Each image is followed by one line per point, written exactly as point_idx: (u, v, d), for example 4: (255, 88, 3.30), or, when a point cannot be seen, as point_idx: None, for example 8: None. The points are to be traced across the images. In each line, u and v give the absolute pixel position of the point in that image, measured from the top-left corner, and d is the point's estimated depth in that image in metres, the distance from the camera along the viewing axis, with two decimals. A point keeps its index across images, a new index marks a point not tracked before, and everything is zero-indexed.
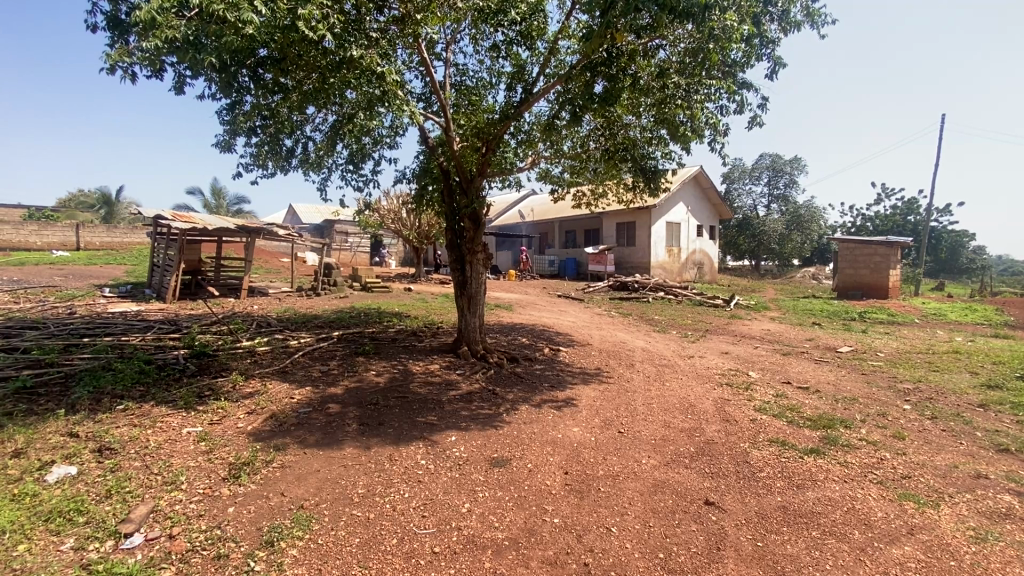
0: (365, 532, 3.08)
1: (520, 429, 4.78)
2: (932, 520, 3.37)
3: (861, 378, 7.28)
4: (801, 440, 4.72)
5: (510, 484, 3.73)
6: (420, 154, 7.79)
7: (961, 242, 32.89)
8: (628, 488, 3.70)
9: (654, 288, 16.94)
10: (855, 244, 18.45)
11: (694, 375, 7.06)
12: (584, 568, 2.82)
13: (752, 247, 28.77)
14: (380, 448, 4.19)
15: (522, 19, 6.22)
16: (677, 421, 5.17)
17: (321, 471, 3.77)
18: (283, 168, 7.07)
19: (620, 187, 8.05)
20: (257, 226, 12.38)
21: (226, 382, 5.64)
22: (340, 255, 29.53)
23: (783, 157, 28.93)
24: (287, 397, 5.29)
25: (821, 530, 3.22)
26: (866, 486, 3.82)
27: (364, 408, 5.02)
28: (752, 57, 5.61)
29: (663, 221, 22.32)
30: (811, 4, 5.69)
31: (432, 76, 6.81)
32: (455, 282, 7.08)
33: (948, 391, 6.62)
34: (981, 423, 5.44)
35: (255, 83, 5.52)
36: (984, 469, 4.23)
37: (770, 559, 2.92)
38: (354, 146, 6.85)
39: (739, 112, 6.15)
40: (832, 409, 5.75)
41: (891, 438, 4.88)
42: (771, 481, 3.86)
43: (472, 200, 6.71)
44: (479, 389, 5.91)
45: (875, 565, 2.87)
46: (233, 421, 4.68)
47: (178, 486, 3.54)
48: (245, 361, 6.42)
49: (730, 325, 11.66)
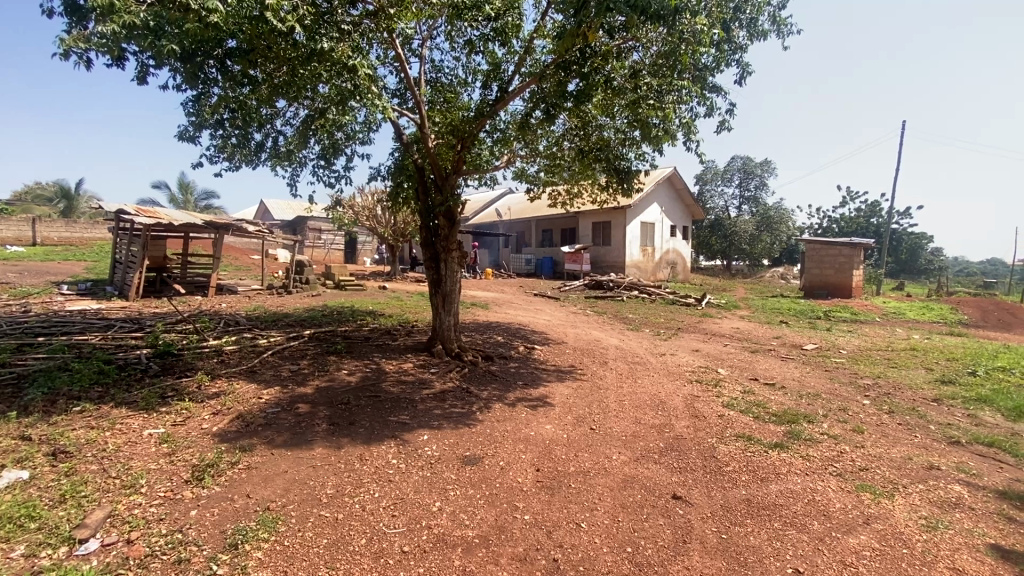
0: (334, 533, 3.04)
1: (493, 427, 4.79)
2: (887, 510, 3.51)
3: (825, 374, 7.55)
4: (767, 434, 4.86)
5: (481, 482, 3.72)
6: (394, 150, 7.71)
7: (921, 243, 34.29)
8: (599, 484, 3.74)
9: (628, 288, 17.10)
10: (821, 244, 19.12)
11: (666, 372, 7.19)
12: (553, 563, 2.83)
13: (723, 247, 29.47)
14: (351, 448, 4.14)
15: (498, 16, 6.22)
16: (647, 417, 5.26)
17: (289, 472, 3.70)
18: (251, 162, 6.90)
19: (596, 187, 8.11)
20: (225, 222, 12.04)
21: (191, 382, 5.48)
22: (314, 253, 29.01)
23: (755, 160, 29.54)
24: (254, 397, 5.17)
25: (782, 521, 3.32)
26: (826, 478, 3.96)
27: (335, 408, 4.94)
28: (723, 62, 5.76)
29: (638, 221, 22.62)
30: (779, 11, 5.86)
31: (407, 71, 6.75)
32: (429, 281, 7.02)
33: (905, 386, 6.93)
34: (934, 416, 5.71)
35: (223, 75, 5.37)
36: (936, 461, 4.43)
37: (733, 550, 3.00)
38: (326, 141, 6.72)
39: (710, 116, 6.28)
40: (797, 404, 5.95)
41: (851, 432, 5.07)
42: (737, 475, 3.96)
43: (448, 198, 6.66)
44: (453, 387, 5.88)
45: (833, 555, 2.97)
46: (198, 422, 4.55)
47: (137, 489, 3.43)
48: (211, 361, 6.23)
49: (701, 323, 11.91)
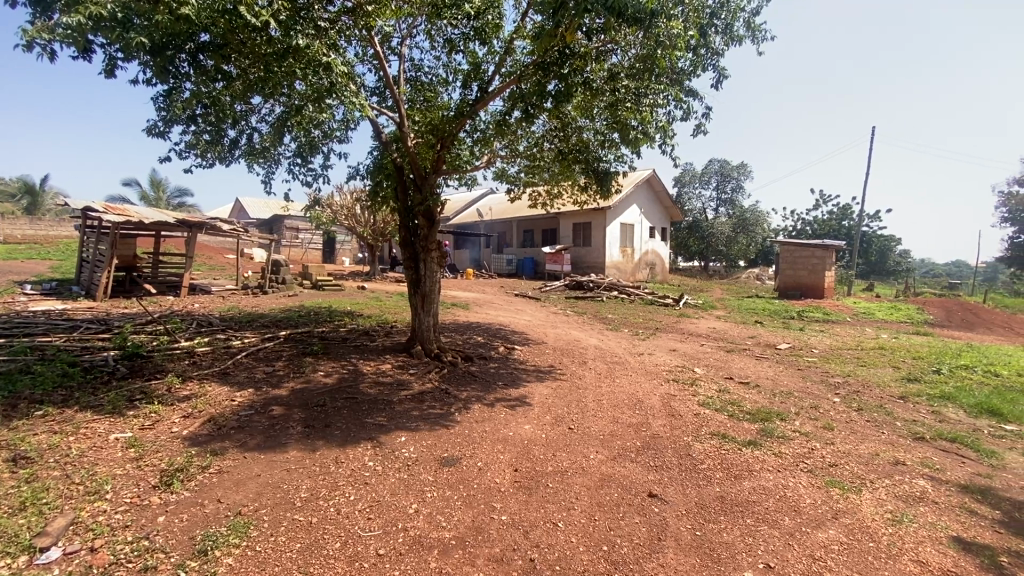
0: (307, 537, 2.99)
1: (471, 428, 4.77)
2: (854, 504, 3.61)
3: (797, 372, 7.74)
4: (740, 432, 4.95)
5: (458, 483, 3.71)
6: (373, 149, 7.63)
7: (889, 245, 35.40)
8: (576, 484, 3.76)
9: (608, 288, 17.23)
10: (795, 246, 19.56)
11: (644, 372, 7.27)
12: (529, 563, 2.84)
13: (701, 248, 29.97)
14: (327, 450, 4.08)
15: (478, 15, 6.21)
16: (625, 416, 5.31)
17: (262, 475, 3.63)
18: (224, 159, 6.75)
19: (575, 188, 8.16)
20: (199, 221, 11.77)
21: (161, 384, 5.33)
22: (291, 252, 28.52)
23: (732, 163, 30.08)
24: (227, 399, 5.05)
25: (754, 517, 3.39)
26: (797, 474, 4.05)
27: (310, 410, 4.86)
28: (699, 66, 5.86)
29: (618, 222, 22.83)
30: (753, 17, 5.98)
31: (386, 70, 6.69)
32: (408, 281, 6.97)
33: (873, 384, 7.15)
34: (900, 413, 5.89)
35: (195, 70, 5.24)
36: (902, 456, 4.58)
37: (707, 546, 3.05)
38: (303, 138, 6.61)
39: (687, 119, 6.37)
40: (770, 402, 6.08)
41: (821, 429, 5.20)
42: (711, 473, 4.03)
43: (427, 197, 6.61)
44: (432, 388, 5.85)
45: (803, 549, 3.04)
46: (167, 426, 4.43)
47: (102, 495, 3.32)
48: (183, 363, 6.08)
49: (679, 323, 12.10)
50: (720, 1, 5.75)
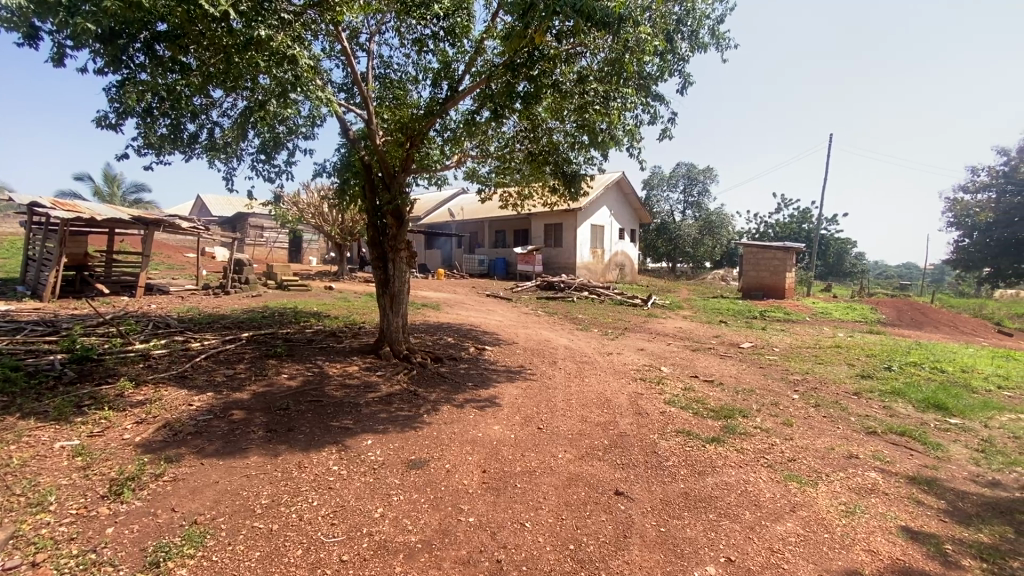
0: (267, 544, 2.89)
1: (440, 430, 4.72)
2: (811, 497, 3.75)
3: (759, 370, 7.99)
4: (705, 429, 5.06)
5: (426, 486, 3.66)
6: (340, 146, 7.49)
7: (846, 248, 36.98)
8: (544, 483, 3.77)
9: (579, 288, 17.40)
10: (758, 248, 20.19)
11: (612, 371, 7.38)
12: (496, 564, 2.83)
13: (669, 249, 30.63)
14: (289, 455, 3.97)
15: (448, 15, 6.17)
16: (594, 415, 5.37)
17: (220, 482, 3.50)
18: (183, 153, 6.49)
19: (546, 190, 8.20)
20: (156, 218, 11.30)
21: (113, 389, 5.08)
22: (256, 251, 27.71)
23: (698, 167, 30.85)
24: (184, 404, 4.86)
25: (717, 512, 3.47)
26: (758, 470, 4.18)
27: (273, 414, 4.73)
28: (666, 72, 5.98)
29: (588, 223, 23.08)
30: (717, 26, 6.13)
31: (354, 66, 6.57)
32: (377, 281, 6.86)
33: (830, 380, 7.46)
34: (855, 408, 6.16)
35: (151, 60, 5.02)
36: (855, 450, 4.79)
37: (671, 542, 3.10)
38: (267, 134, 6.42)
39: (654, 124, 6.49)
40: (733, 399, 6.25)
41: (781, 425, 5.38)
42: (676, 469, 4.11)
43: (395, 196, 6.51)
44: (400, 390, 5.77)
45: (762, 542, 3.13)
46: (118, 433, 4.22)
47: (45, 507, 3.13)
48: (137, 366, 5.82)
49: (647, 323, 12.33)
50: (686, 9, 5.87)
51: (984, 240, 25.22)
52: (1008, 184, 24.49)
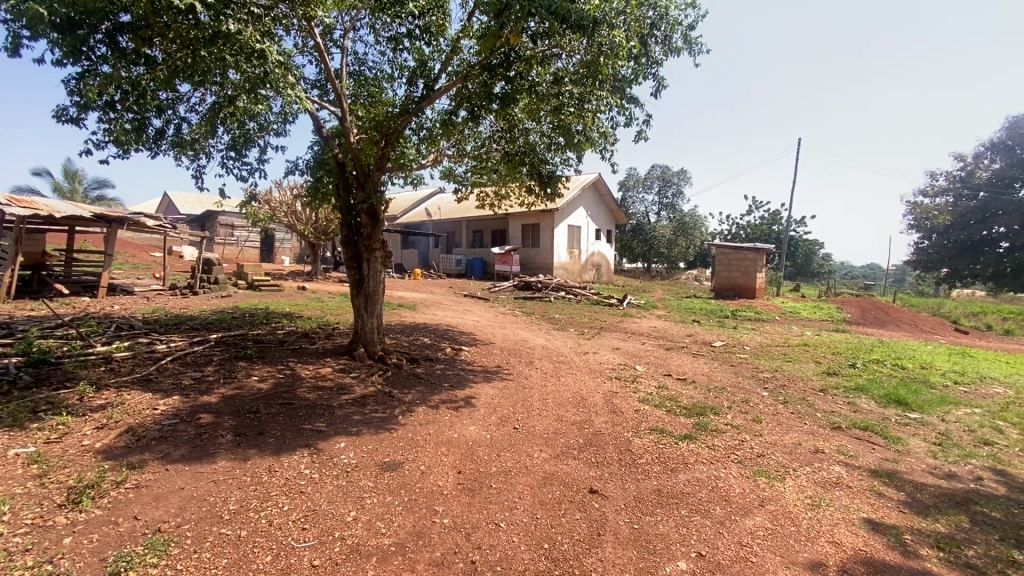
0: (235, 551, 2.82)
1: (415, 431, 4.68)
2: (778, 492, 3.85)
3: (730, 368, 8.18)
4: (678, 427, 5.15)
5: (400, 488, 3.62)
6: (313, 144, 7.36)
7: (813, 250, 38.14)
8: (519, 483, 3.78)
9: (556, 288, 17.48)
10: (730, 249, 20.66)
11: (588, 370, 7.44)
12: (471, 565, 2.82)
13: (644, 250, 31.07)
14: (259, 459, 3.88)
15: (423, 13, 6.12)
16: (569, 414, 5.41)
17: (186, 489, 3.40)
18: (148, 150, 6.28)
19: (522, 190, 8.20)
20: (119, 215, 10.89)
21: (72, 393, 4.88)
22: (225, 250, 26.96)
23: (672, 169, 31.38)
24: (148, 408, 4.69)
25: (688, 508, 3.53)
26: (728, 466, 4.27)
27: (242, 417, 4.61)
28: (640, 75, 6.06)
29: (565, 224, 23.23)
30: (690, 31, 6.24)
31: (327, 62, 6.45)
32: (351, 281, 6.76)
33: (797, 377, 7.69)
34: (821, 404, 6.36)
35: (113, 52, 4.82)
36: (822, 445, 4.93)
37: (644, 539, 3.14)
38: (237, 130, 6.26)
39: (628, 126, 6.58)
40: (705, 397, 6.37)
41: (751, 422, 5.51)
42: (649, 467, 4.17)
43: (370, 195, 6.42)
44: (375, 391, 5.70)
45: (732, 536, 3.20)
46: (77, 439, 4.05)
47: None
48: (98, 370, 5.59)
49: (622, 322, 12.49)
50: (659, 13, 5.96)
51: (942, 243, 26.31)
52: (964, 188, 25.59)
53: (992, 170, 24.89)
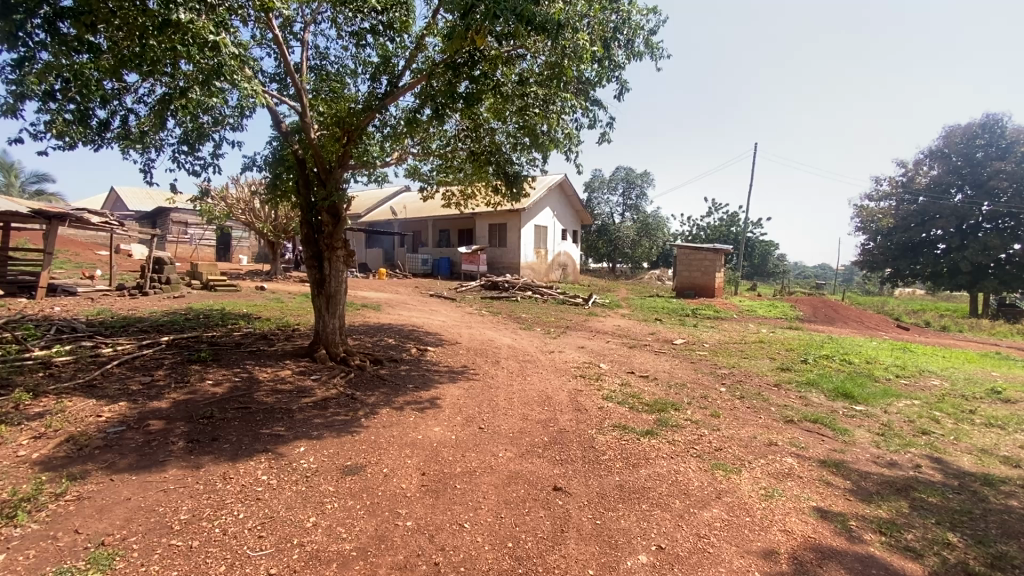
0: (186, 563, 2.70)
1: (378, 433, 4.61)
2: (735, 484, 3.99)
3: (690, 365, 8.43)
4: (640, 423, 5.26)
5: (362, 492, 3.56)
6: (271, 139, 7.14)
7: (769, 250, 39.68)
8: (484, 483, 3.78)
9: (522, 288, 17.53)
10: (690, 249, 21.26)
11: (554, 369, 7.51)
12: (433, 567, 2.80)
13: (609, 250, 31.56)
14: (213, 466, 3.74)
15: (386, 9, 6.03)
16: (535, 412, 5.44)
17: (132, 499, 3.23)
18: (92, 143, 5.94)
19: (488, 189, 8.18)
20: (59, 211, 10.26)
21: (6, 401, 4.56)
22: (178, 249, 25.80)
23: (636, 171, 32.01)
24: (91, 415, 4.44)
25: (649, 503, 3.61)
26: (688, 460, 4.39)
27: (195, 423, 4.43)
28: (603, 78, 6.15)
29: (532, 224, 23.35)
30: (651, 36, 6.38)
31: (287, 56, 6.27)
32: (311, 281, 6.59)
33: (753, 373, 7.99)
34: (775, 399, 6.63)
35: (52, 38, 4.53)
36: (776, 438, 5.14)
37: (606, 534, 3.19)
38: (190, 123, 6.00)
39: (592, 128, 6.68)
40: (667, 394, 6.53)
41: (709, 417, 5.68)
42: (612, 463, 4.24)
43: (331, 193, 6.27)
44: (337, 394, 5.57)
45: (690, 528, 3.30)
46: (11, 450, 3.79)
47: None
48: (36, 376, 5.25)
49: (588, 322, 12.65)
50: (622, 18, 6.05)
51: (886, 244, 27.86)
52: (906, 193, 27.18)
53: (930, 176, 26.57)
